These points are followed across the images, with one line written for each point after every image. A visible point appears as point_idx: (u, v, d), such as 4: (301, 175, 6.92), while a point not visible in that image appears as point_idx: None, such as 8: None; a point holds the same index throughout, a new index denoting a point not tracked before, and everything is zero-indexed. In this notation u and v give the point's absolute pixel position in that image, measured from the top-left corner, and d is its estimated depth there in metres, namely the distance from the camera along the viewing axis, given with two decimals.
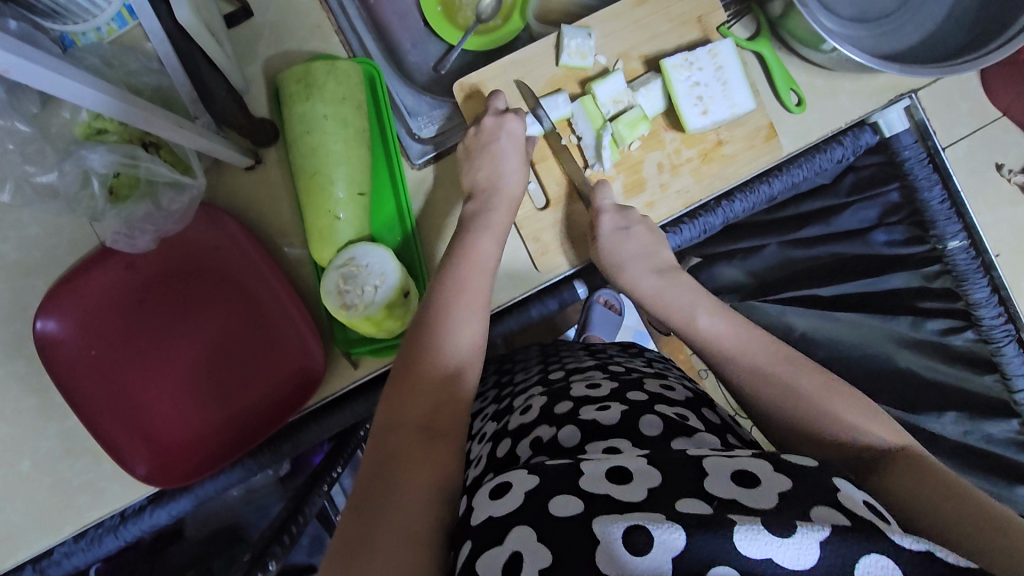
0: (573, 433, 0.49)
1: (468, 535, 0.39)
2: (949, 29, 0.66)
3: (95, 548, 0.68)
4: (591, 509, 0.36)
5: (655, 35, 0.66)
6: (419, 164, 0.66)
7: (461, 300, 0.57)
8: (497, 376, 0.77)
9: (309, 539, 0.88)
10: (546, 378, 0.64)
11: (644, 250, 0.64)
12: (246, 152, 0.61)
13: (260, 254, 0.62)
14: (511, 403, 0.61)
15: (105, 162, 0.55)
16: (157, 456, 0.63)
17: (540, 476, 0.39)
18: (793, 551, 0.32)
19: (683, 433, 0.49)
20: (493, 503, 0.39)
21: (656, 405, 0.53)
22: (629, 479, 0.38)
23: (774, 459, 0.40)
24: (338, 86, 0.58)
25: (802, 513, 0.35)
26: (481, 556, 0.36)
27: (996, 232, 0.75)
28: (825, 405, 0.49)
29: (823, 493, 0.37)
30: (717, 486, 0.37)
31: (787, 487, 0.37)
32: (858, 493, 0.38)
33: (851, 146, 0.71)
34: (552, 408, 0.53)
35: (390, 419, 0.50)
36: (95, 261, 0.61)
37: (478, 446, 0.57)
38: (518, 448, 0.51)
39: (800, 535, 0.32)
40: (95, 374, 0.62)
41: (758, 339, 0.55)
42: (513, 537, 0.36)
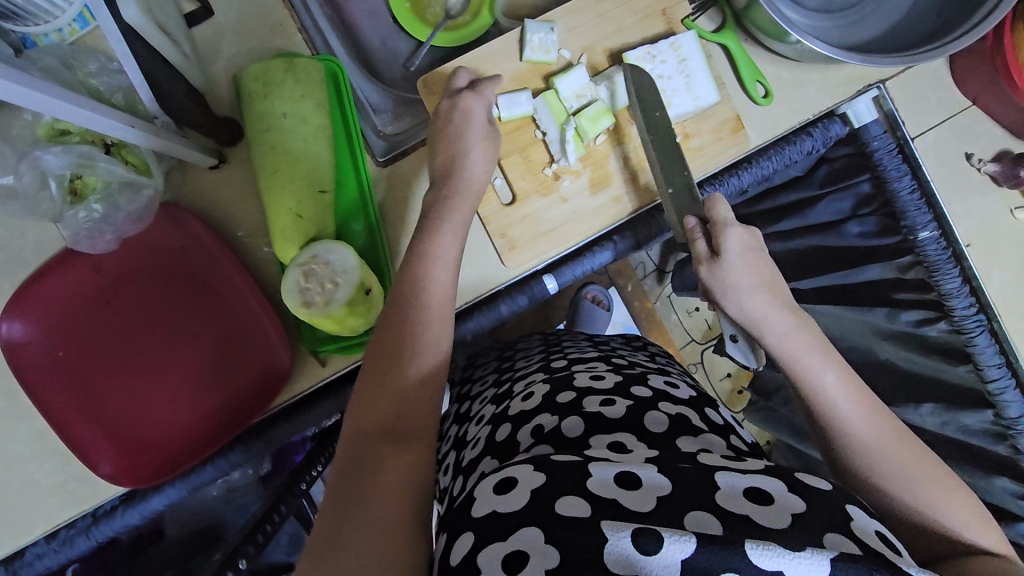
0: (577, 423, 0.49)
1: (469, 525, 0.38)
2: (915, 18, 0.66)
3: (68, 549, 0.68)
4: (597, 512, 0.36)
5: (619, 29, 0.66)
6: (383, 161, 0.67)
7: (426, 292, 0.54)
8: (499, 360, 0.78)
9: (288, 538, 0.87)
10: (548, 366, 0.65)
11: (760, 285, 0.57)
12: (208, 151, 0.60)
13: (223, 253, 0.62)
14: (511, 387, 0.62)
15: (61, 163, 0.55)
16: (124, 457, 0.63)
17: (547, 474, 0.39)
18: (802, 566, 0.34)
19: (687, 433, 0.49)
20: (497, 497, 0.39)
21: (660, 403, 0.53)
22: (638, 487, 0.38)
23: (787, 476, 0.40)
24: (297, 83, 0.59)
25: (815, 536, 0.36)
26: (482, 550, 0.36)
27: (966, 222, 0.74)
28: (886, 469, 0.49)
29: (836, 514, 0.38)
30: (732, 502, 0.38)
31: (801, 509, 0.37)
32: (870, 521, 0.39)
33: (820, 138, 0.71)
34: (555, 397, 0.54)
35: (356, 420, 0.49)
36: (59, 263, 0.61)
37: (475, 429, 0.58)
38: (519, 433, 0.51)
39: (812, 553, 0.34)
40: (62, 378, 0.62)
41: (868, 404, 0.52)
42: (520, 536, 0.36)
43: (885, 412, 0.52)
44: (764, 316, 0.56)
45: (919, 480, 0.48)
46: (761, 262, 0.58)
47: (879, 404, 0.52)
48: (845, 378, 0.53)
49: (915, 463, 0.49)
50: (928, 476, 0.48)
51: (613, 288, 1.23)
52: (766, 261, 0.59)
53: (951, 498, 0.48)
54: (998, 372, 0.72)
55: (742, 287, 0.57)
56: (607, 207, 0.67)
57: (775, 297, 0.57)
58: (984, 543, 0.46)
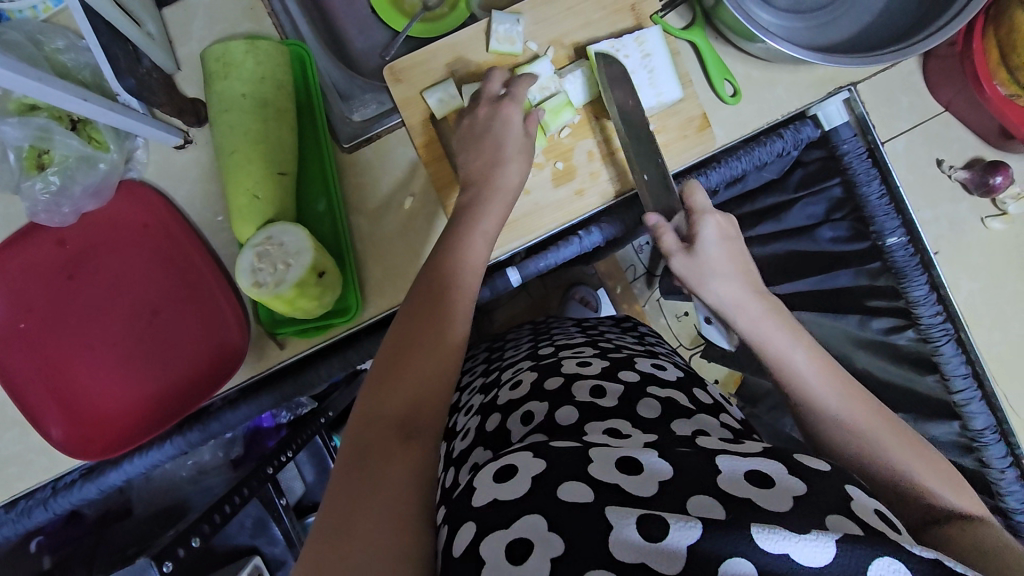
0: (571, 412, 0.49)
1: (470, 515, 0.38)
2: (885, 20, 0.65)
3: (25, 519, 0.69)
4: (600, 497, 0.36)
5: (587, 23, 0.66)
6: (348, 147, 0.67)
7: (450, 295, 0.55)
8: (488, 350, 0.78)
9: (252, 521, 0.84)
10: (535, 353, 0.65)
11: (731, 269, 0.57)
12: (175, 130, 0.62)
13: (184, 233, 0.64)
14: (499, 376, 0.63)
15: (18, 135, 0.57)
16: (75, 425, 0.64)
17: (547, 459, 0.39)
18: (808, 548, 0.33)
19: (681, 415, 0.49)
20: (498, 486, 0.38)
21: (649, 387, 0.53)
22: (639, 472, 0.38)
23: (787, 458, 0.40)
24: (257, 65, 0.60)
25: (817, 518, 0.35)
26: (486, 537, 0.36)
27: (934, 230, 0.74)
28: (868, 441, 0.48)
29: (836, 497, 0.37)
30: (734, 486, 0.37)
31: (802, 492, 0.37)
32: (869, 500, 0.38)
33: (791, 139, 0.71)
34: (543, 384, 0.54)
35: (369, 413, 0.47)
36: (26, 236, 0.62)
37: (464, 419, 0.59)
38: (509, 422, 0.52)
39: (816, 535, 0.33)
40: (23, 348, 0.63)
41: (840, 379, 0.51)
42: (526, 523, 0.36)
43: (858, 387, 0.51)
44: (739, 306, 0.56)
45: (900, 449, 0.47)
46: (726, 248, 0.58)
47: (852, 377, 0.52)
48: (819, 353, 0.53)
49: (891, 436, 0.48)
50: (906, 444, 0.48)
51: (603, 290, 1.22)
52: (739, 247, 0.59)
53: (928, 461, 0.47)
54: (965, 383, 0.71)
55: (715, 273, 0.57)
56: (570, 201, 0.66)
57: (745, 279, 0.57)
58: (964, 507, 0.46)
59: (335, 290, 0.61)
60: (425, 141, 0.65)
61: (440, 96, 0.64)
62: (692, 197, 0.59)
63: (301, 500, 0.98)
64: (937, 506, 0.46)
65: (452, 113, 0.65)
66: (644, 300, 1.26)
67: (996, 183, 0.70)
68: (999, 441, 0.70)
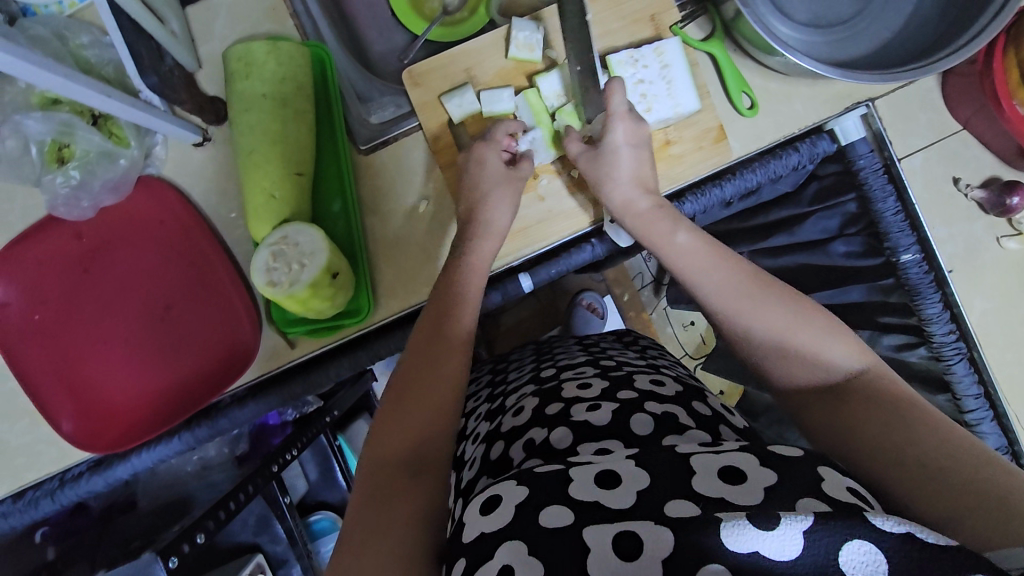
0: (565, 434, 0.49)
1: (462, 552, 0.38)
2: (904, 37, 0.65)
3: (31, 509, 0.69)
4: (581, 518, 0.36)
5: (607, 32, 0.66)
6: (364, 149, 0.67)
7: (449, 329, 0.56)
8: (492, 373, 0.79)
9: (255, 519, 0.84)
10: (537, 377, 0.65)
11: (631, 175, 0.62)
12: (195, 128, 0.62)
13: (202, 232, 0.64)
14: (503, 402, 0.63)
15: (42, 129, 0.58)
16: (85, 419, 0.65)
17: (530, 487, 0.39)
18: (775, 542, 0.32)
19: (675, 430, 0.49)
20: (484, 519, 0.39)
21: (646, 403, 0.52)
22: (619, 484, 0.39)
23: (759, 453, 0.40)
24: (279, 66, 0.60)
25: (786, 502, 0.36)
26: (478, 570, 0.36)
27: (949, 248, 0.73)
28: (752, 319, 0.52)
29: (808, 482, 0.37)
30: (706, 484, 0.38)
31: (773, 481, 0.37)
32: (842, 478, 0.39)
33: (806, 153, 0.71)
34: (544, 409, 0.54)
35: (376, 455, 0.48)
36: (44, 227, 0.63)
37: (472, 447, 0.59)
38: (511, 450, 0.52)
39: (783, 526, 0.32)
40: (37, 339, 0.64)
41: (728, 261, 0.56)
42: (506, 552, 0.36)
43: (746, 265, 0.56)
44: (644, 222, 0.61)
45: (791, 328, 0.51)
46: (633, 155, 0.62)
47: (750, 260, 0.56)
48: (715, 250, 0.57)
49: (778, 305, 0.52)
50: (797, 318, 0.51)
51: (610, 297, 1.22)
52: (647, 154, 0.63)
53: (815, 329, 0.51)
54: (977, 403, 0.70)
55: (620, 178, 0.61)
56: (585, 209, 0.66)
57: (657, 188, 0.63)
58: (853, 362, 0.49)
59: (347, 292, 0.61)
60: (441, 147, 0.66)
61: (458, 101, 0.64)
62: (610, 95, 0.62)
63: (305, 498, 1.01)
64: (828, 374, 0.49)
65: (469, 118, 0.66)
66: (652, 309, 1.26)
67: (1012, 204, 0.70)
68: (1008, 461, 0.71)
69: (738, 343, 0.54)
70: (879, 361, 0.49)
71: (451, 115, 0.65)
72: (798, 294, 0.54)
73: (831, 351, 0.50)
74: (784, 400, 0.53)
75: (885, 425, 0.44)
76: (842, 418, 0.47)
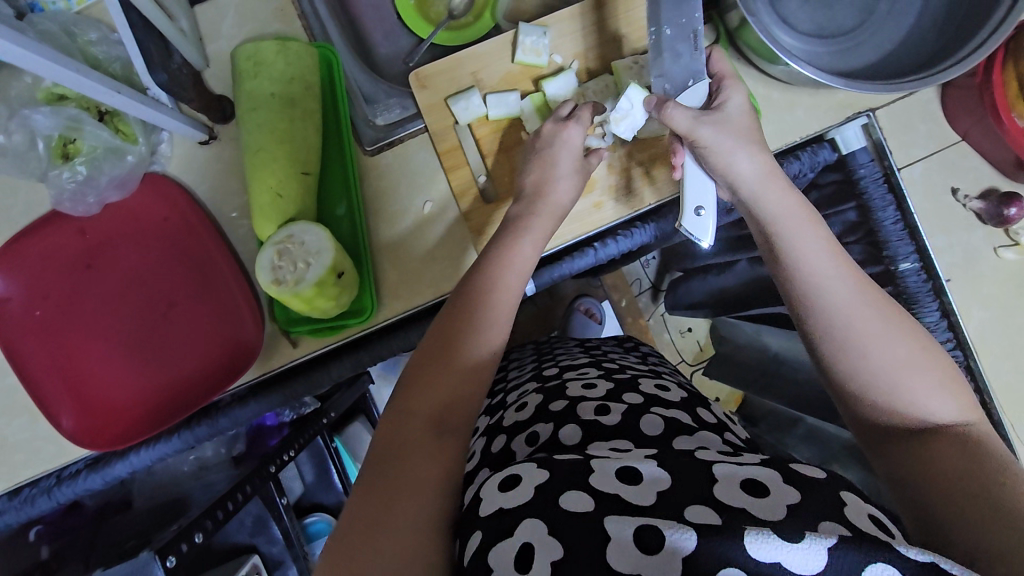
0: (575, 431, 0.50)
1: (478, 524, 0.39)
2: (906, 49, 0.66)
3: (28, 507, 0.68)
4: (601, 507, 0.37)
5: (613, 38, 0.67)
6: (370, 150, 0.67)
7: (490, 301, 0.54)
8: (493, 371, 0.78)
9: (252, 519, 0.83)
10: (540, 374, 0.65)
11: (751, 145, 0.57)
12: (201, 126, 0.62)
13: (207, 230, 0.64)
14: (504, 398, 0.63)
15: (50, 124, 0.58)
16: (85, 416, 0.64)
17: (552, 470, 0.40)
18: (799, 556, 0.33)
19: (682, 433, 0.49)
20: (502, 496, 0.40)
21: (653, 407, 0.52)
22: (638, 482, 0.39)
23: (781, 468, 0.40)
24: (287, 66, 0.60)
25: (809, 523, 0.36)
26: (492, 549, 0.36)
27: (947, 257, 0.74)
28: (870, 345, 0.47)
29: (831, 504, 0.38)
30: (729, 494, 0.38)
31: (797, 499, 0.37)
32: (864, 504, 0.39)
33: (808, 162, 0.72)
34: (548, 405, 0.54)
35: (403, 409, 0.48)
36: (48, 222, 0.63)
37: (471, 442, 0.60)
38: (514, 444, 0.52)
39: (809, 541, 0.33)
40: (38, 335, 0.64)
41: (855, 279, 0.50)
42: (524, 528, 0.37)
43: (871, 287, 0.50)
44: (783, 209, 0.54)
45: (909, 366, 0.46)
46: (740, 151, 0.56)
47: (871, 281, 0.51)
48: (835, 256, 0.51)
49: (903, 340, 0.47)
50: (917, 358, 0.47)
51: (607, 302, 1.22)
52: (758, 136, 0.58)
53: (932, 373, 0.46)
54: None
55: (741, 150, 0.56)
56: (588, 213, 0.67)
57: (773, 181, 0.55)
58: (957, 416, 0.45)
59: (351, 291, 0.61)
60: (447, 148, 0.65)
61: (464, 104, 0.65)
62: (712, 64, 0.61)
63: (301, 499, 1.01)
64: (926, 421, 0.45)
65: (476, 121, 0.66)
66: (649, 315, 1.26)
67: (1011, 215, 0.71)
68: None
69: (839, 362, 0.48)
70: (981, 421, 0.46)
71: (457, 116, 0.65)
72: (925, 335, 0.48)
73: (933, 403, 0.46)
74: (855, 429, 0.49)
75: (955, 466, 0.42)
76: (919, 460, 0.44)
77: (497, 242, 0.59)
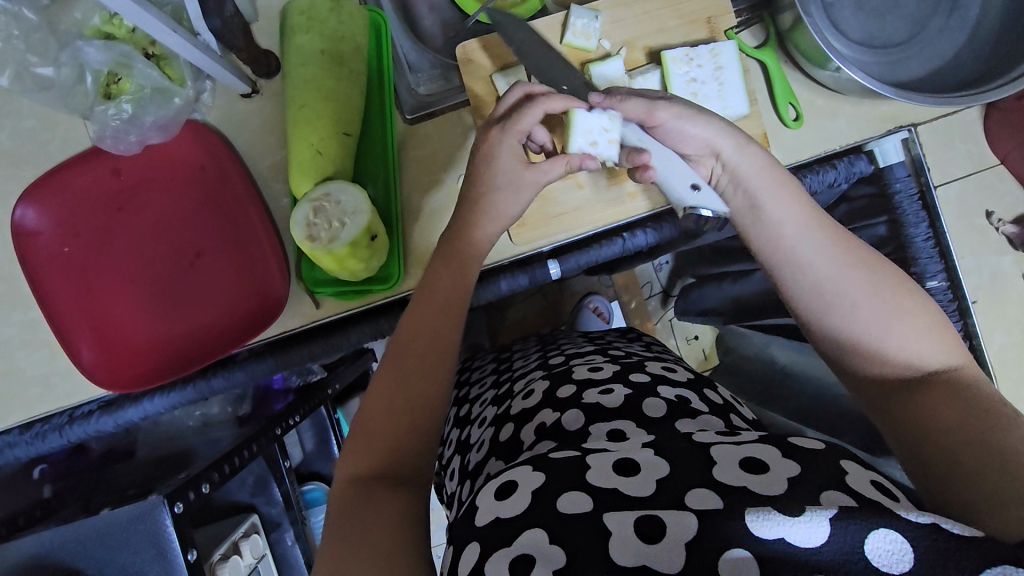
0: (577, 416, 0.49)
1: (473, 535, 0.38)
2: (955, 65, 0.66)
3: (39, 442, 0.69)
4: (598, 504, 0.36)
5: (662, 29, 0.67)
6: (410, 118, 0.68)
7: (436, 322, 0.54)
8: (496, 361, 0.79)
9: (253, 479, 0.83)
10: (546, 363, 0.65)
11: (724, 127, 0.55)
12: (244, 78, 0.62)
13: (242, 183, 0.64)
14: (511, 387, 0.63)
15: (101, 58, 0.58)
16: (105, 355, 0.64)
17: (546, 474, 0.39)
18: (803, 529, 0.32)
19: (687, 415, 0.48)
20: (500, 504, 0.38)
21: (659, 388, 0.52)
22: (638, 471, 0.39)
23: (780, 444, 0.40)
24: (339, 24, 0.61)
25: (809, 495, 0.35)
26: (488, 557, 0.35)
27: (975, 279, 0.75)
28: (852, 306, 0.48)
29: (831, 474, 0.37)
30: (728, 474, 0.37)
31: (796, 473, 0.36)
32: (865, 471, 0.38)
33: (844, 172, 0.70)
34: (555, 392, 0.54)
35: (357, 455, 0.48)
36: (84, 159, 0.63)
37: (479, 432, 0.59)
38: (522, 432, 0.52)
39: (810, 514, 0.32)
40: (65, 271, 0.64)
41: (832, 238, 0.50)
42: (525, 539, 0.35)
43: (852, 245, 0.50)
44: (766, 180, 0.53)
45: (897, 318, 0.47)
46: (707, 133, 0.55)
47: (852, 239, 0.51)
48: (811, 222, 0.51)
49: (883, 294, 0.47)
50: (902, 307, 0.47)
51: (616, 302, 1.23)
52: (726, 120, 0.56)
53: (914, 323, 0.46)
54: None
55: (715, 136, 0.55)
56: (621, 201, 0.67)
57: (756, 154, 0.54)
58: (947, 360, 0.46)
59: (383, 255, 0.61)
60: None
61: (509, 80, 0.65)
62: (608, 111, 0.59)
63: (300, 466, 1.01)
64: (916, 368, 0.46)
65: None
66: (656, 318, 1.25)
67: None
68: None
69: (824, 329, 0.49)
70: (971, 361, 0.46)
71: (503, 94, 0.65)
72: (906, 282, 0.49)
73: (925, 350, 0.46)
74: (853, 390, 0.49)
75: (950, 423, 0.42)
76: (915, 419, 0.43)
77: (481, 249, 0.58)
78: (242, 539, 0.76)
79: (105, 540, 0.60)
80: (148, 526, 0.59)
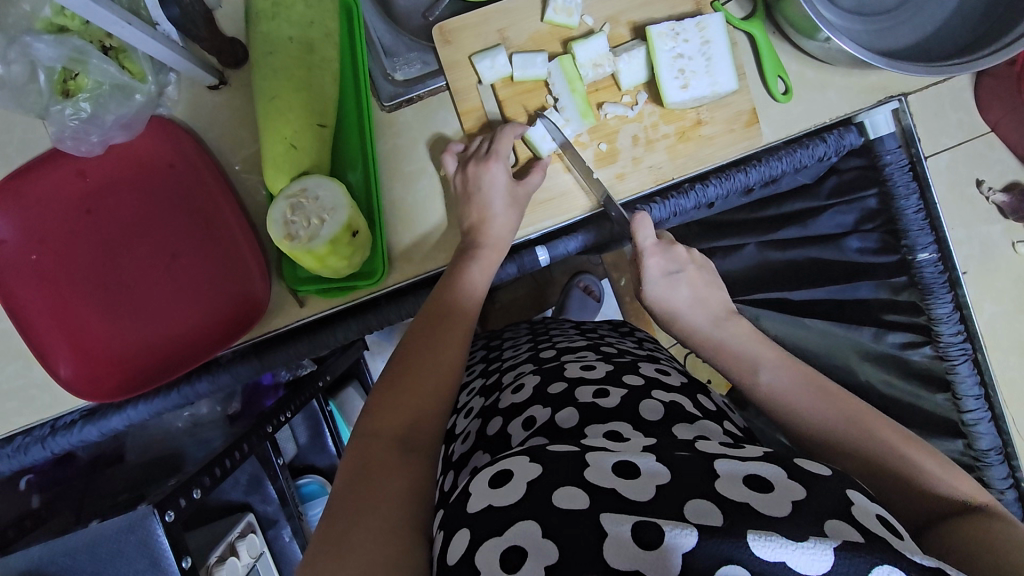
0: (572, 414, 0.48)
1: (464, 522, 0.36)
2: (947, 31, 0.64)
3: (22, 455, 0.67)
4: (597, 504, 0.35)
5: (646, 3, 0.64)
6: (388, 106, 0.65)
7: (447, 321, 0.55)
8: (485, 350, 0.77)
9: (247, 478, 0.81)
10: (536, 357, 0.63)
11: (687, 304, 0.60)
12: (211, 70, 0.59)
13: (214, 180, 0.61)
14: (500, 378, 0.61)
15: (53, 54, 0.54)
16: (83, 364, 0.62)
17: (543, 465, 0.37)
18: (806, 557, 0.32)
19: (683, 420, 0.48)
20: (493, 492, 0.37)
21: (653, 391, 0.52)
22: (637, 475, 0.37)
23: (786, 463, 0.38)
24: (308, 9, 0.58)
25: (815, 524, 0.34)
26: (480, 547, 0.34)
27: (966, 249, 0.75)
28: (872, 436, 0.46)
29: (835, 503, 0.35)
30: (730, 489, 0.36)
31: (801, 496, 0.35)
32: (871, 505, 0.36)
33: (834, 145, 0.68)
34: (546, 388, 0.52)
35: (368, 433, 0.46)
36: (47, 160, 0.60)
37: (464, 422, 0.58)
38: (510, 427, 0.50)
39: (814, 542, 0.32)
40: (34, 279, 0.61)
41: (817, 383, 0.50)
42: (517, 532, 0.34)
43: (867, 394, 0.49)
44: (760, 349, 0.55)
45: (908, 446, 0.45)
46: (684, 286, 0.60)
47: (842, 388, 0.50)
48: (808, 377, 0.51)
49: (889, 433, 0.46)
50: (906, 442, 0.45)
51: (607, 280, 1.20)
52: (692, 275, 0.61)
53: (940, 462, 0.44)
54: (976, 404, 0.71)
55: (676, 309, 0.60)
56: (609, 184, 0.64)
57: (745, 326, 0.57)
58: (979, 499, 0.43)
59: (364, 251, 0.59)
60: (470, 108, 0.64)
61: (489, 63, 0.62)
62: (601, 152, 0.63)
63: (294, 460, 1.00)
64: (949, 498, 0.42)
65: (500, 80, 0.64)
66: None
67: None
68: (1001, 462, 0.71)
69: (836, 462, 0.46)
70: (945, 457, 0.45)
71: (484, 78, 0.63)
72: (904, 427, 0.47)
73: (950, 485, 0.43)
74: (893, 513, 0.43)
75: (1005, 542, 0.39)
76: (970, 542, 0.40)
77: (467, 258, 0.61)
78: (238, 539, 0.75)
79: (96, 553, 0.59)
80: (140, 536, 0.58)
